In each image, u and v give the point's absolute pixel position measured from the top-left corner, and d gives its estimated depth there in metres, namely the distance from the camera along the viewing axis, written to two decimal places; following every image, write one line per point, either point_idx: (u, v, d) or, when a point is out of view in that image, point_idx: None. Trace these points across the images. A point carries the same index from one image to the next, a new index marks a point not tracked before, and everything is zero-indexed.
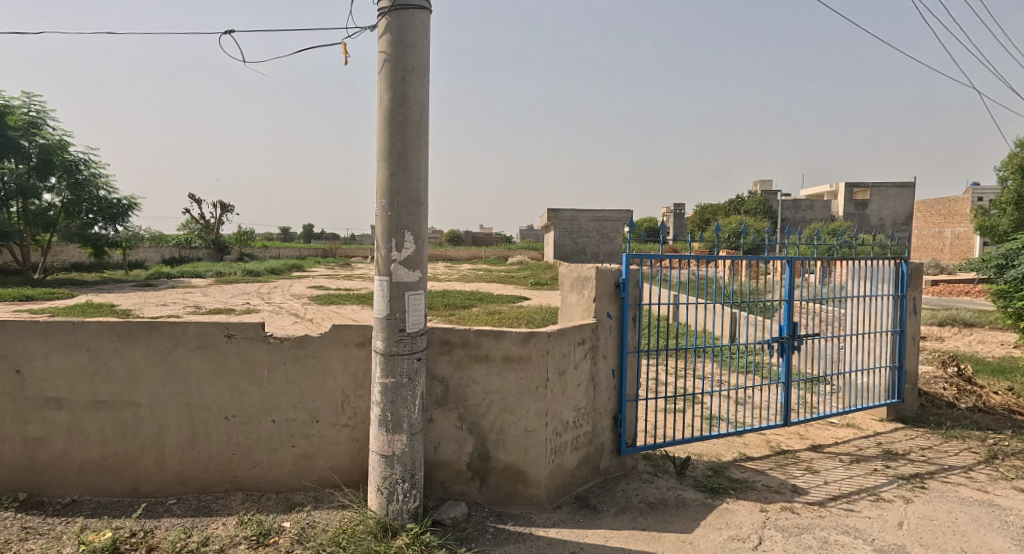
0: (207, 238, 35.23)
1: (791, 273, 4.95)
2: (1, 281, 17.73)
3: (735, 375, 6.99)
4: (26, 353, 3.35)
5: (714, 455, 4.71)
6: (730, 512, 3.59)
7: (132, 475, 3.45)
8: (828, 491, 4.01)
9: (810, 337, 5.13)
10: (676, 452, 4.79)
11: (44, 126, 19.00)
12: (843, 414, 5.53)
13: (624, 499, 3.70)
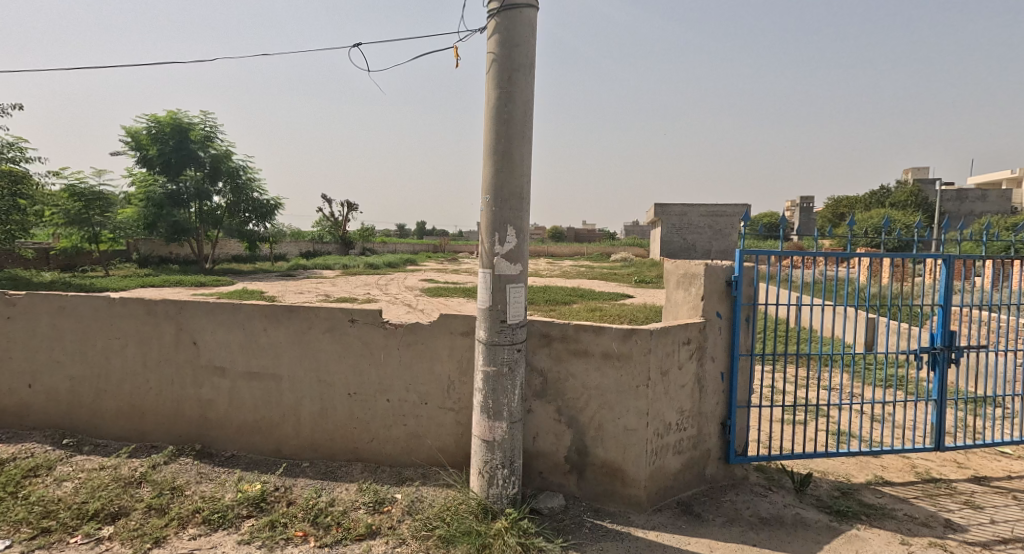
0: (335, 234, 38.80)
1: (950, 275, 4.30)
2: (179, 271, 20.98)
3: (873, 391, 6.47)
4: (200, 328, 4.03)
5: (844, 475, 4.36)
6: (862, 541, 3.33)
7: (277, 438, 4.01)
8: (994, 532, 3.55)
9: (974, 349, 4.46)
10: (798, 467, 4.50)
11: (216, 139, 22.12)
12: (1017, 443, 4.78)
13: (732, 511, 3.60)
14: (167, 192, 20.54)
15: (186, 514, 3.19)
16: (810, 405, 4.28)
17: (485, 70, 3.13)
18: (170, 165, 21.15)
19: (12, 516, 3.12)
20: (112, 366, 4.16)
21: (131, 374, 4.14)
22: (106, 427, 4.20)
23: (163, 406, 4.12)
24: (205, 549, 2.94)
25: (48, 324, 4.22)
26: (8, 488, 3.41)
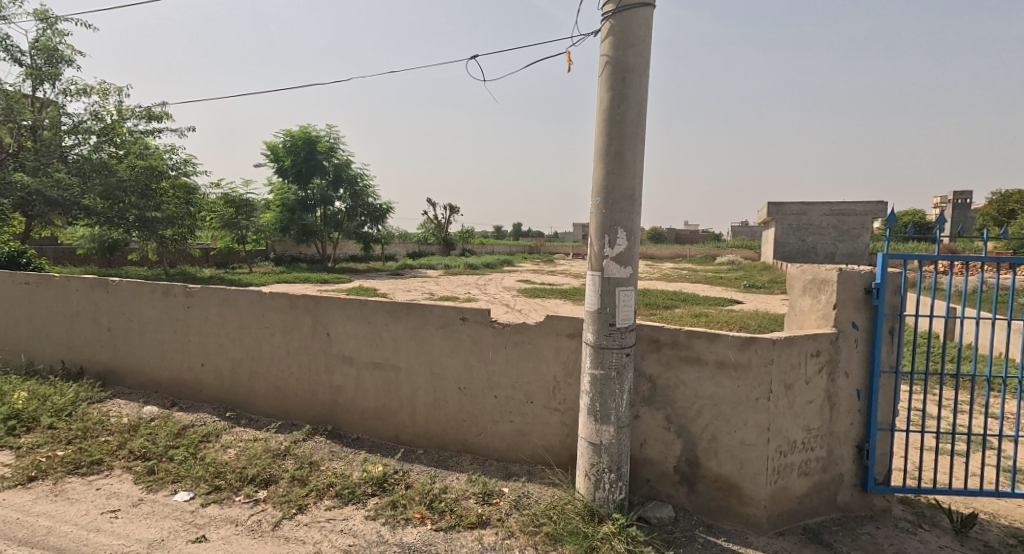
0: (439, 236, 40.62)
1: None
2: (305, 269, 23.16)
3: None
4: (332, 321, 4.46)
5: (1018, 519, 3.75)
6: None
7: (395, 425, 4.33)
8: None
9: None
10: (955, 504, 3.95)
11: (338, 149, 24.20)
12: None
13: (871, 546, 3.26)
14: (298, 198, 22.99)
15: (323, 487, 3.57)
16: (974, 434, 3.74)
17: (599, 72, 3.14)
18: (301, 175, 23.61)
19: (191, 474, 3.70)
20: (263, 351, 4.75)
21: (277, 359, 4.69)
22: (258, 404, 4.80)
23: (302, 389, 4.62)
24: (338, 520, 3.28)
25: (216, 312, 4.93)
26: (188, 449, 4.05)
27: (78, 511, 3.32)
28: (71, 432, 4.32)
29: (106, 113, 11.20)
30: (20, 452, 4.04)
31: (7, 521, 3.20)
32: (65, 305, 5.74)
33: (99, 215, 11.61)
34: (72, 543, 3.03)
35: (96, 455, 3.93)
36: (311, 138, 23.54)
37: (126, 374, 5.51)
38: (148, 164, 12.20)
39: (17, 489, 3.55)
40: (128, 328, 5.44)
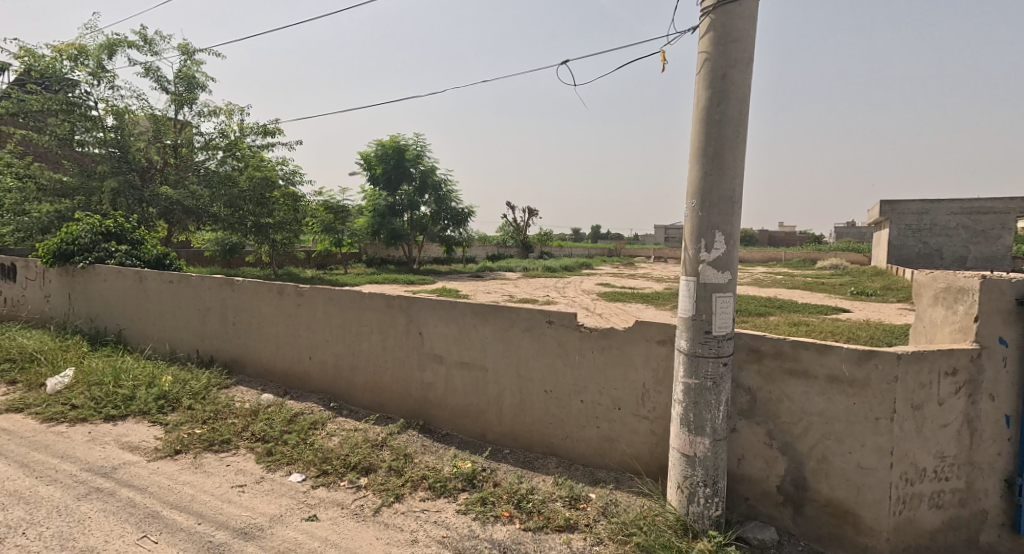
0: (518, 239, 40.96)
1: None
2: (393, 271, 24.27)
3: None
4: (424, 320, 4.63)
5: None
6: None
7: (482, 423, 4.41)
8: None
9: None
10: None
11: (425, 156, 25.16)
12: None
13: None
14: (388, 203, 24.00)
15: (417, 479, 3.73)
16: None
17: (697, 70, 3.02)
18: (391, 182, 24.78)
19: (303, 457, 4.04)
20: (361, 347, 5.03)
21: (374, 355, 4.95)
22: (356, 397, 5.09)
23: (396, 384, 4.83)
24: (432, 511, 3.42)
25: (321, 310, 5.30)
26: (300, 434, 4.42)
27: (213, 483, 3.74)
28: (207, 413, 4.95)
29: (232, 131, 12.36)
30: (169, 427, 4.71)
31: (159, 487, 3.68)
32: (199, 301, 6.49)
33: (223, 221, 12.84)
34: (209, 510, 3.39)
35: (226, 435, 4.44)
36: (401, 146, 24.61)
37: (247, 363, 6.10)
38: (265, 175, 13.08)
39: (167, 458, 4.12)
40: (248, 322, 6.03)
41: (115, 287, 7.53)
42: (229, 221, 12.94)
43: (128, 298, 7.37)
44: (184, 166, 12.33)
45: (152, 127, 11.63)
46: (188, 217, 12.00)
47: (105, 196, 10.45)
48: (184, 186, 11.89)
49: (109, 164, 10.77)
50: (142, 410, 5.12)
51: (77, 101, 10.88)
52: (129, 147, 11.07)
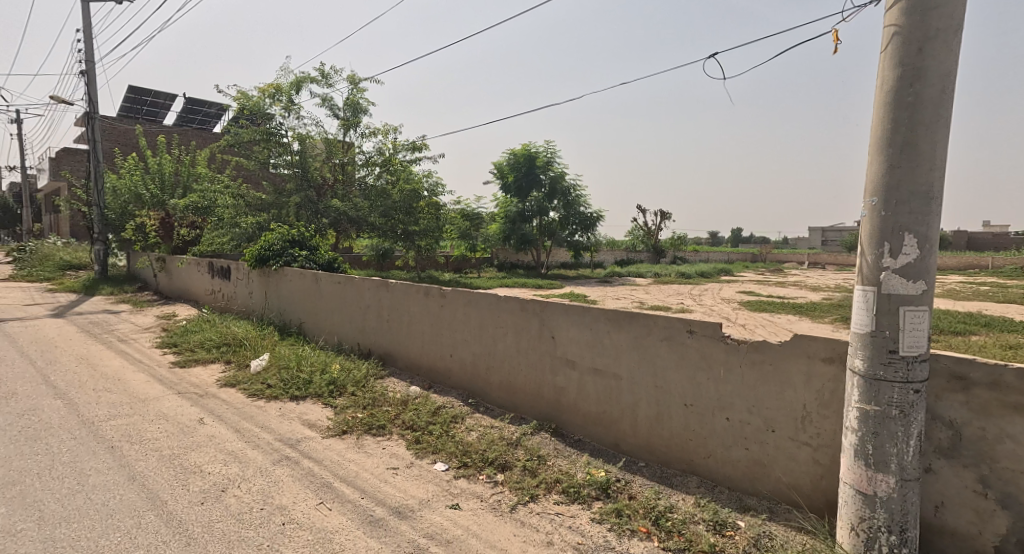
0: (649, 243, 39.65)
1: None
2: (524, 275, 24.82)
3: None
4: (557, 325, 4.63)
5: None
6: None
7: (616, 432, 4.28)
8: None
9: None
10: None
11: (554, 162, 25.33)
12: None
13: None
14: (518, 210, 24.81)
15: (551, 481, 3.74)
16: None
17: (883, 48, 2.64)
18: (521, 190, 25.36)
19: (446, 448, 4.30)
20: (497, 348, 5.19)
21: (509, 356, 5.07)
22: (492, 395, 5.26)
23: (529, 386, 4.90)
24: (566, 515, 3.40)
25: (462, 311, 5.58)
26: (443, 426, 4.71)
27: (373, 463, 4.14)
28: (366, 400, 5.52)
29: (388, 148, 13.55)
30: (337, 410, 5.35)
31: (332, 461, 4.18)
32: (360, 299, 7.27)
33: (379, 229, 13.81)
34: (371, 487, 3.75)
35: (382, 421, 4.91)
36: (531, 155, 25.06)
37: (398, 357, 6.64)
38: (414, 187, 13.81)
39: (337, 437, 4.69)
40: (399, 320, 6.59)
41: (298, 286, 8.79)
42: (383, 229, 13.93)
43: (307, 296, 8.53)
44: (349, 182, 13.70)
45: (326, 149, 13.30)
46: (353, 227, 13.33)
47: (291, 209, 12.52)
48: (349, 199, 13.23)
49: (295, 183, 12.77)
50: (317, 392, 5.85)
51: (274, 130, 12.72)
52: (309, 167, 12.90)
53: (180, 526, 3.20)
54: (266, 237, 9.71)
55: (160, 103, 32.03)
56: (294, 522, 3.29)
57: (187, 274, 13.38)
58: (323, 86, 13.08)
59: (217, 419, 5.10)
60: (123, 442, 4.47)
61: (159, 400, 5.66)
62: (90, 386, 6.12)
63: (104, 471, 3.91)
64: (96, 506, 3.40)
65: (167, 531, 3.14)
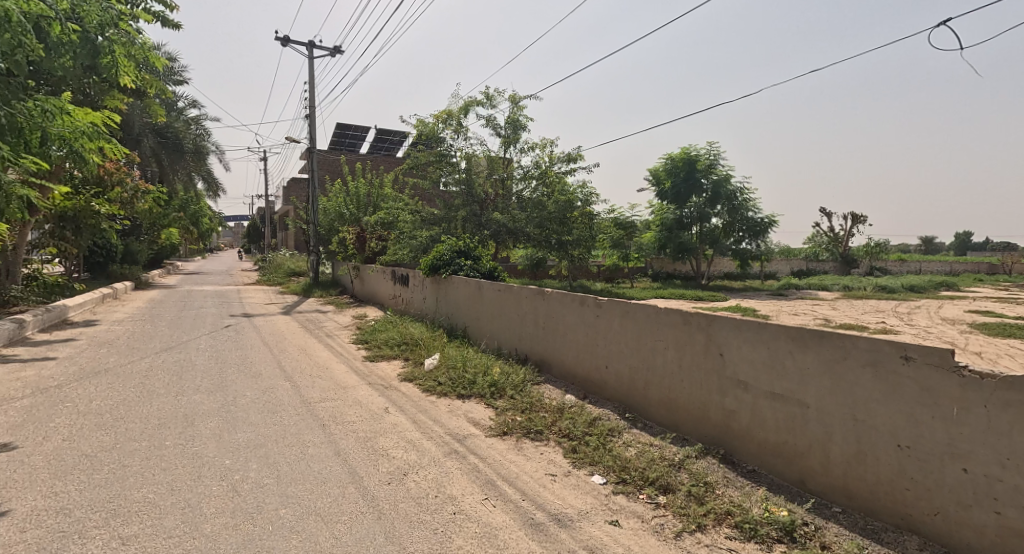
0: (836, 251, 34.99)
1: None
2: (683, 285, 23.46)
3: None
4: (726, 341, 4.16)
5: None
6: None
7: (801, 468, 3.67)
8: None
9: None
10: None
11: (717, 165, 23.13)
12: None
13: None
14: (676, 216, 23.38)
15: (721, 513, 3.33)
16: None
17: None
18: (680, 196, 23.72)
19: (603, 460, 4.10)
20: (656, 362, 4.85)
21: (670, 372, 4.69)
22: (649, 412, 4.93)
23: (693, 405, 4.48)
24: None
25: (617, 321, 5.36)
26: (600, 438, 4.52)
27: (533, 467, 4.10)
28: (524, 403, 5.57)
29: (543, 160, 13.62)
30: (497, 411, 5.47)
31: (494, 460, 4.25)
32: (518, 306, 7.44)
33: (534, 239, 13.78)
34: (531, 490, 3.71)
35: (540, 426, 4.89)
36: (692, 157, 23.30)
37: (552, 365, 6.63)
38: (568, 198, 13.54)
39: (498, 436, 4.78)
40: (554, 328, 6.58)
41: (463, 294, 9.35)
42: (537, 239, 13.81)
43: (471, 302, 9.01)
44: (508, 196, 14.10)
45: (488, 165, 13.86)
46: (511, 238, 13.83)
47: (458, 221, 13.52)
48: (508, 211, 13.67)
49: (461, 199, 13.64)
50: (480, 393, 6.06)
51: (445, 151, 13.76)
52: (474, 185, 13.64)
53: (372, 500, 3.49)
54: (438, 247, 10.52)
55: (360, 136, 36.99)
56: (463, 513, 3.37)
57: (374, 281, 15.31)
58: (488, 108, 13.75)
59: (398, 409, 5.56)
60: (329, 422, 5.11)
61: (355, 388, 6.39)
62: (303, 372, 7.15)
63: (315, 445, 4.48)
64: (310, 474, 3.89)
65: (363, 504, 3.45)
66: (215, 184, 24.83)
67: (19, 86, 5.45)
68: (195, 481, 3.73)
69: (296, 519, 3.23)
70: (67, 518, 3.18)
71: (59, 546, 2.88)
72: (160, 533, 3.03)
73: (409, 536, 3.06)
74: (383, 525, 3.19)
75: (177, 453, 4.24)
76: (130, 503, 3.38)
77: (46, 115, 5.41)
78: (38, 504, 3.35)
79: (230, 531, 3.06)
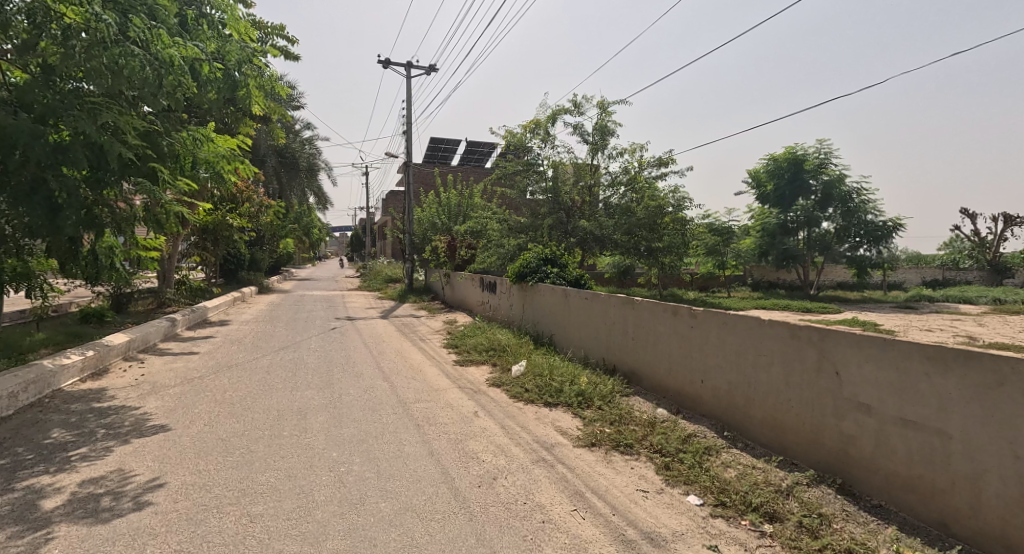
0: (980, 258, 30.84)
1: None
2: (789, 296, 21.84)
3: None
4: (844, 359, 3.74)
5: None
6: None
7: (942, 508, 3.12)
8: None
9: None
10: None
11: (829, 164, 21.30)
12: None
13: None
14: (779, 221, 21.91)
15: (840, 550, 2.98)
16: None
17: None
18: (784, 198, 22.41)
19: (700, 480, 3.86)
20: (760, 378, 4.48)
21: (777, 390, 4.31)
22: (753, 432, 4.55)
23: (804, 428, 4.06)
24: None
25: (715, 334, 5.05)
26: (696, 456, 4.27)
27: (623, 481, 3.95)
28: (613, 415, 5.41)
29: (632, 165, 13.30)
30: (585, 421, 5.35)
31: (583, 471, 4.14)
32: (606, 315, 7.28)
33: (622, 247, 13.45)
34: (621, 505, 3.57)
35: (630, 439, 4.72)
36: (797, 157, 21.69)
37: (643, 377, 6.39)
38: (658, 204, 13.14)
39: (586, 447, 4.67)
40: (645, 339, 6.35)
41: (549, 302, 9.32)
42: (626, 247, 13.42)
43: (557, 310, 8.95)
44: (595, 203, 13.91)
45: (575, 173, 13.74)
46: (598, 245, 13.62)
47: (545, 229, 13.47)
48: (596, 218, 13.46)
49: (548, 207, 13.61)
50: (567, 402, 5.97)
51: (533, 160, 13.86)
52: (561, 192, 13.57)
53: (464, 502, 3.53)
54: (525, 255, 10.53)
55: (451, 149, 38.28)
56: (552, 522, 3.31)
57: (464, 287, 15.73)
58: (575, 115, 13.66)
59: (487, 414, 5.62)
60: (423, 422, 5.27)
61: (446, 391, 6.55)
62: (399, 373, 7.47)
63: (410, 444, 4.63)
64: (408, 471, 4.03)
65: (455, 504, 3.50)
66: (324, 198, 26.80)
67: (172, 118, 6.03)
68: (309, 469, 4.00)
69: (395, 513, 3.34)
70: (207, 494, 3.54)
71: (200, 518, 3.21)
72: (280, 514, 3.28)
73: (499, 540, 3.05)
74: (475, 526, 3.21)
75: (293, 442, 4.58)
76: (258, 484, 3.70)
77: (195, 142, 6.16)
78: (185, 479, 3.77)
79: (337, 519, 3.23)
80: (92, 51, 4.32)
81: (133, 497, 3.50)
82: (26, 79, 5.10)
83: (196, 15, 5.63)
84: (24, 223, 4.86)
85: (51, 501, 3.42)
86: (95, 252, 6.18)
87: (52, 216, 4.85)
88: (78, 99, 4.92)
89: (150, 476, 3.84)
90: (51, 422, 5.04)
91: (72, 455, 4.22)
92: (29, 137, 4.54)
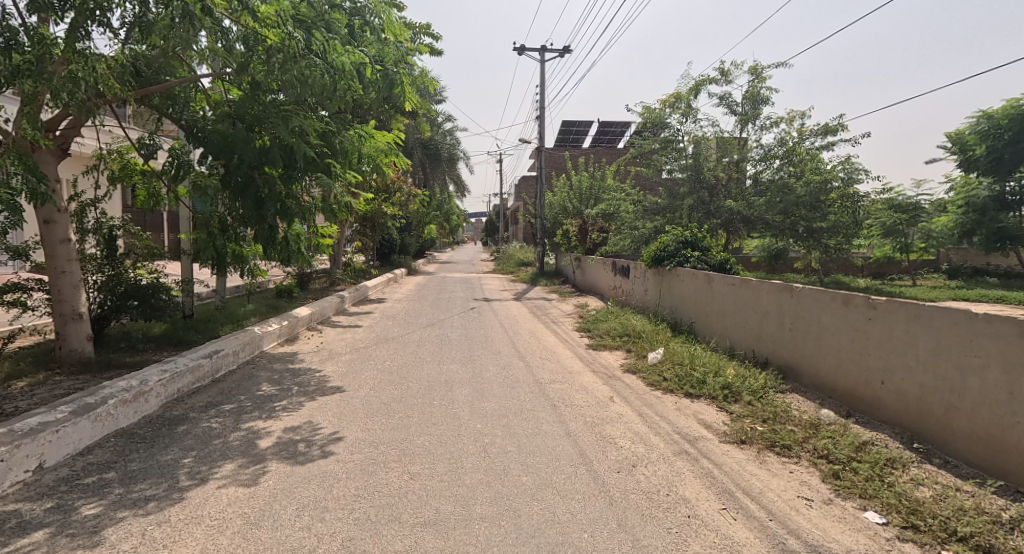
0: None
1: None
2: (1008, 285, 17.24)
3: None
4: None
5: None
6: None
7: None
8: None
9: None
10: None
11: None
12: None
13: None
14: (993, 193, 17.01)
15: None
16: None
17: None
18: (1001, 162, 16.61)
19: (881, 496, 3.34)
20: (969, 384, 3.74)
21: (994, 399, 3.54)
22: (961, 448, 3.80)
23: None
24: None
25: (903, 329, 4.33)
26: (874, 469, 3.70)
27: (780, 485, 3.55)
28: (766, 413, 4.90)
29: (790, 136, 11.94)
30: (732, 416, 4.93)
31: (732, 469, 3.81)
32: (758, 303, 6.65)
33: (776, 228, 12.15)
34: (779, 512, 3.20)
35: (787, 440, 4.24)
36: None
37: (802, 373, 5.74)
38: (823, 178, 11.48)
39: (735, 444, 4.29)
40: (807, 331, 5.67)
41: (690, 287, 8.78)
42: (781, 228, 12.05)
43: (699, 297, 8.39)
44: (743, 178, 12.70)
45: (719, 148, 12.67)
46: (746, 226, 12.58)
47: (684, 210, 12.75)
48: (744, 196, 12.40)
49: (689, 185, 12.75)
50: (711, 395, 5.55)
51: (671, 137, 13.05)
52: (703, 169, 12.61)
53: (604, 486, 3.44)
54: (662, 238, 10.05)
55: (583, 131, 37.61)
56: (699, 518, 3.08)
57: (596, 270, 15.52)
58: (723, 84, 12.57)
59: (624, 400, 5.43)
60: (560, 403, 5.26)
61: (581, 374, 6.48)
62: (534, 353, 7.60)
63: (548, 423, 4.65)
64: (547, 449, 4.04)
65: (596, 487, 3.42)
66: (462, 185, 28.01)
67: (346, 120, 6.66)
68: (457, 437, 4.19)
69: (537, 489, 3.34)
70: (376, 450, 3.87)
71: (372, 470, 3.51)
72: (435, 475, 3.46)
73: (643, 529, 2.91)
74: (616, 512, 3.09)
75: (443, 411, 4.84)
76: (415, 446, 3.95)
77: (361, 138, 6.65)
78: (358, 435, 4.18)
79: (484, 486, 3.33)
80: (286, 66, 4.85)
81: (321, 445, 3.95)
82: (240, 95, 5.89)
83: (361, 23, 5.96)
84: (240, 213, 5.95)
85: (265, 441, 4.00)
86: (288, 238, 7.17)
87: (258, 208, 5.67)
88: (276, 108, 5.61)
89: (333, 429, 4.31)
90: (260, 377, 5.92)
91: (277, 405, 4.89)
92: (242, 142, 5.35)
